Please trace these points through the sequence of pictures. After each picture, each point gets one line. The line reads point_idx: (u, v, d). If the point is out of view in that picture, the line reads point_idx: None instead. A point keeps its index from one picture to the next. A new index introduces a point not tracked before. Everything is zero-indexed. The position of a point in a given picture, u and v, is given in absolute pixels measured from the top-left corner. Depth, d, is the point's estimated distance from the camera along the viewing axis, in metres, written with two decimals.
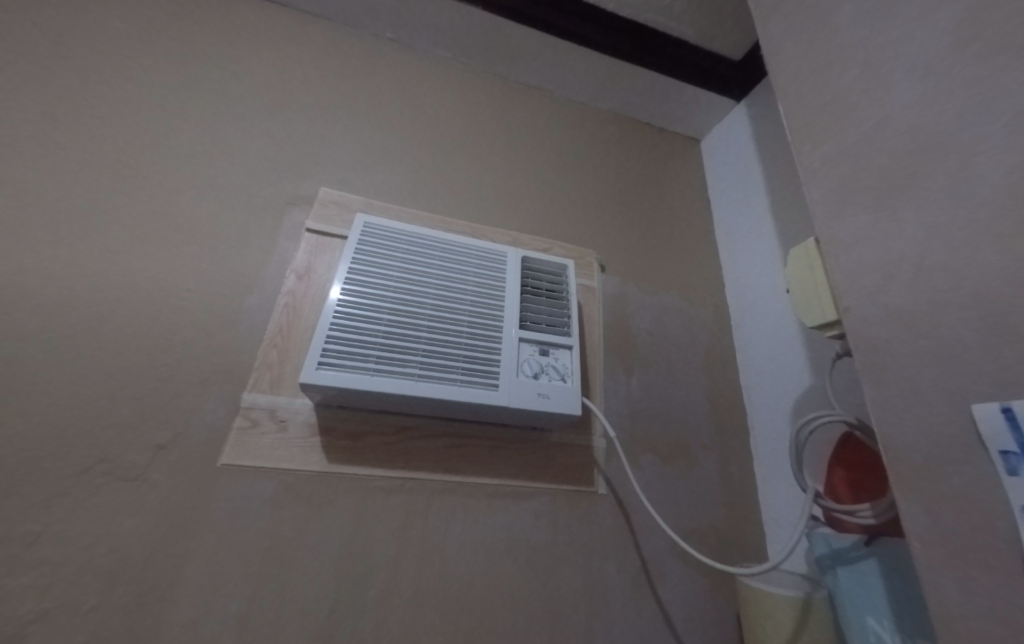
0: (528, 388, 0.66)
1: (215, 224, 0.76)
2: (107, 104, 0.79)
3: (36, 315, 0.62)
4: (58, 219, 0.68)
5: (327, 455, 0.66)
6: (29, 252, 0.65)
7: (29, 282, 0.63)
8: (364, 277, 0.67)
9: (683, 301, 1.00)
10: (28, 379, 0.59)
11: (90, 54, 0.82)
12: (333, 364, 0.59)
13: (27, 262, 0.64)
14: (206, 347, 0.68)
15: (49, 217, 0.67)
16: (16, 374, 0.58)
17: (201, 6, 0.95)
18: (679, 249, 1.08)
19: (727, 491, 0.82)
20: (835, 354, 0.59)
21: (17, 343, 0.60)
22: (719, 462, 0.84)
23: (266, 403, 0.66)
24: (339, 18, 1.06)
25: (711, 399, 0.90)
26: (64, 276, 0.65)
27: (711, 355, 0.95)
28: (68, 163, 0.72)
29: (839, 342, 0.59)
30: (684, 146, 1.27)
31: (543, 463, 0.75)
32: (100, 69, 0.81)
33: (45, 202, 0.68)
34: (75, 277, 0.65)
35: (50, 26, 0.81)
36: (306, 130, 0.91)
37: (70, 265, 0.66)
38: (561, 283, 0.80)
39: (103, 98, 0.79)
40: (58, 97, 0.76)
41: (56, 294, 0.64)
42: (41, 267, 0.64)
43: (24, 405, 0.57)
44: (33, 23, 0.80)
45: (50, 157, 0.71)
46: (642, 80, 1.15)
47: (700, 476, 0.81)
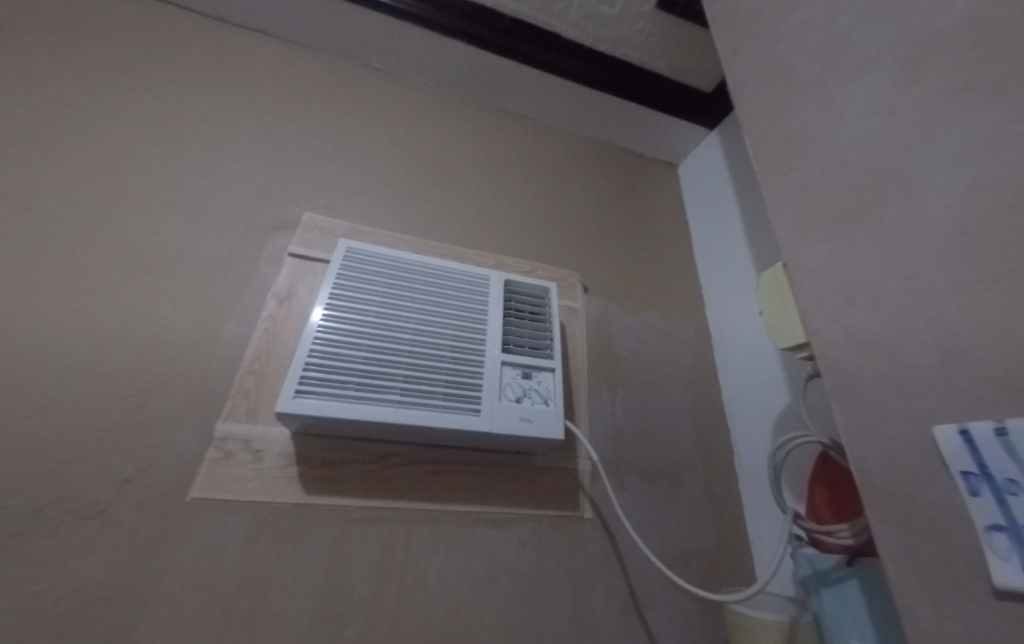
0: (511, 412, 0.65)
1: (194, 249, 0.75)
2: (87, 129, 0.78)
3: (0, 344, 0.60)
4: (29, 244, 0.66)
5: (304, 485, 0.64)
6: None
7: None
8: (345, 302, 0.67)
9: (664, 321, 1.02)
10: None
11: (71, 80, 0.82)
12: (311, 392, 0.58)
13: None
14: (180, 375, 0.66)
15: (19, 243, 0.66)
16: None
17: (188, 36, 0.97)
18: (659, 270, 1.11)
19: (713, 512, 0.82)
20: (808, 374, 0.60)
21: None
22: (704, 481, 0.84)
23: (241, 433, 0.64)
24: (326, 48, 1.08)
25: (695, 417, 0.91)
26: (32, 303, 0.63)
27: (693, 374, 0.97)
28: (43, 188, 0.71)
29: (811, 362, 0.60)
30: (661, 170, 1.32)
31: (528, 488, 0.73)
32: (81, 95, 0.81)
33: (16, 227, 0.67)
34: (44, 304, 0.64)
35: (32, 53, 0.82)
36: (290, 155, 0.92)
37: (40, 292, 0.64)
38: (544, 306, 0.80)
39: (83, 124, 0.79)
40: (35, 122, 0.75)
41: (21, 322, 0.62)
42: (7, 294, 0.62)
43: None
44: (14, 49, 0.80)
45: (24, 182, 0.70)
46: (620, 109, 1.20)
47: (686, 497, 0.81)
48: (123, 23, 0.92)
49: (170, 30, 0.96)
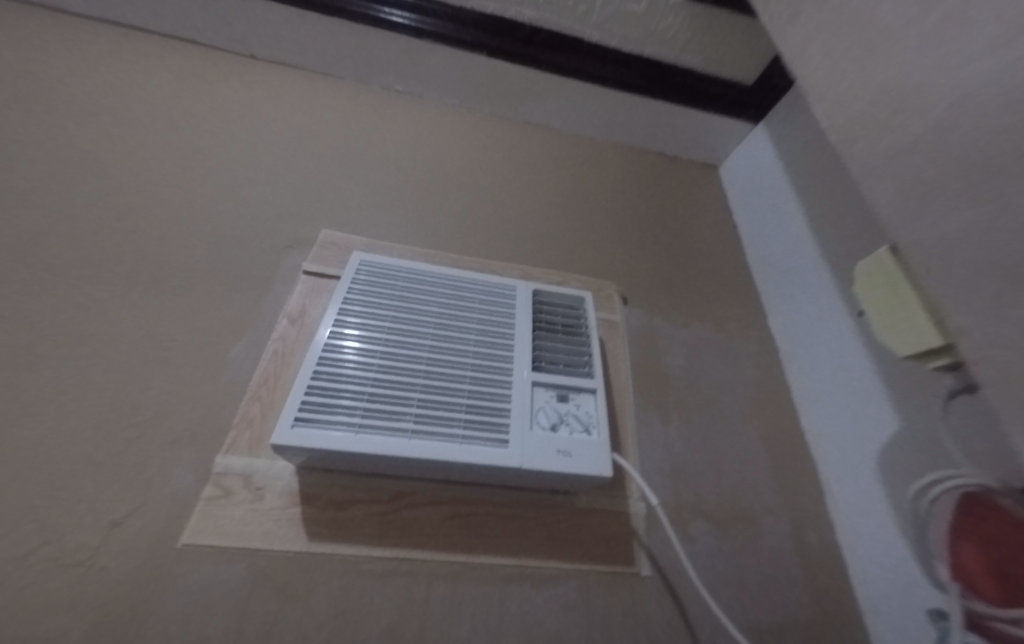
0: (545, 443, 0.54)
1: (210, 270, 0.72)
2: (120, 162, 0.80)
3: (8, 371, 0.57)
4: (50, 271, 0.65)
5: (308, 530, 0.55)
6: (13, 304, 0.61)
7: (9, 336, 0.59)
8: (356, 317, 0.60)
9: (720, 335, 0.89)
10: None
11: (110, 118, 0.85)
12: (313, 420, 0.50)
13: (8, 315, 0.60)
14: (183, 402, 0.61)
15: (40, 269, 0.65)
16: None
17: (221, 74, 1.00)
18: (709, 279, 0.98)
19: (804, 568, 0.65)
20: (949, 392, 0.49)
21: None
22: (789, 528, 0.68)
23: (242, 468, 0.57)
24: (349, 75, 1.09)
25: (768, 447, 0.76)
26: (45, 328, 0.61)
27: (761, 395, 0.82)
28: (71, 216, 0.71)
29: (953, 377, 0.48)
30: (703, 174, 1.22)
31: (570, 536, 0.61)
32: (117, 131, 0.84)
33: (41, 255, 0.66)
34: (58, 330, 0.61)
35: (76, 96, 0.86)
36: (311, 177, 0.90)
37: (56, 317, 0.62)
38: (579, 317, 0.70)
39: (117, 157, 0.80)
40: (74, 158, 0.78)
41: (32, 348, 0.59)
42: (23, 321, 0.61)
43: None
44: (63, 95, 0.85)
45: (55, 213, 0.71)
46: (653, 111, 1.12)
47: (768, 549, 0.66)
48: (163, 67, 0.97)
49: (206, 70, 1.00)
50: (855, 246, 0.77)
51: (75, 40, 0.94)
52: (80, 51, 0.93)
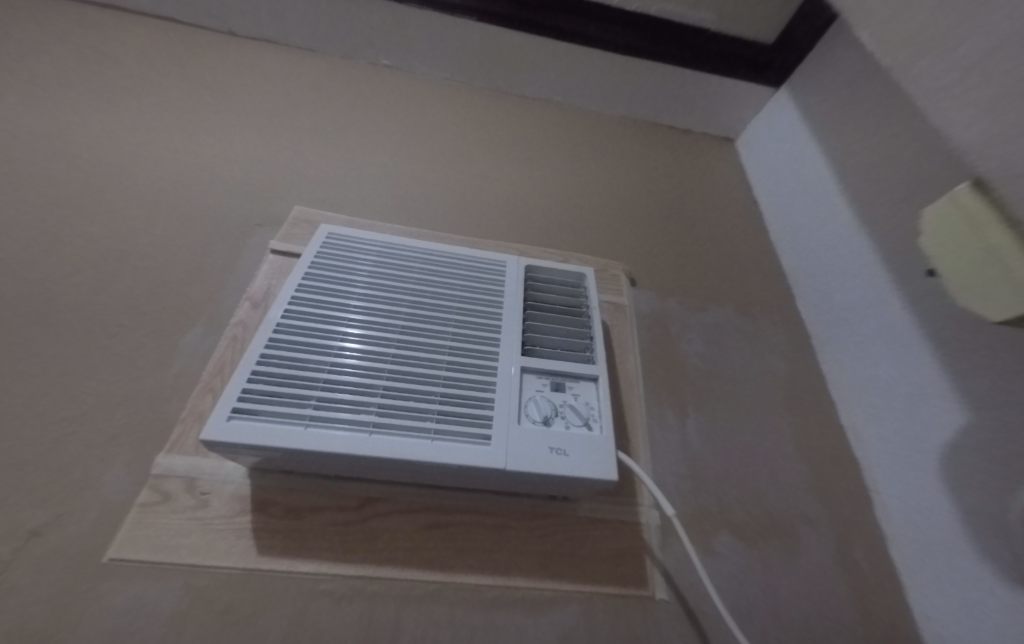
0: (536, 440, 0.45)
1: (169, 250, 0.66)
2: (82, 141, 0.75)
3: None
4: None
5: (260, 542, 0.47)
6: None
7: None
8: (317, 295, 0.52)
9: (739, 319, 0.79)
10: None
11: (77, 98, 0.80)
12: (255, 412, 0.41)
13: None
14: (127, 393, 0.54)
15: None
16: None
17: (197, 52, 0.95)
18: (727, 259, 0.89)
19: (855, 591, 0.55)
20: None
21: None
22: (830, 542, 0.58)
23: (185, 469, 0.49)
24: (332, 49, 1.02)
25: (801, 446, 0.66)
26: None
27: (790, 386, 0.72)
28: (22, 194, 0.66)
29: None
30: (719, 148, 1.11)
31: (570, 551, 0.52)
32: (83, 110, 0.79)
33: None
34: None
35: (43, 76, 0.81)
36: (289, 153, 0.83)
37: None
38: (579, 296, 0.61)
39: (81, 136, 0.75)
40: (34, 137, 0.73)
41: None
42: None
43: None
44: (29, 75, 0.80)
45: (7, 192, 0.65)
46: (661, 78, 1.04)
47: (808, 566, 0.55)
48: (136, 46, 0.92)
49: (181, 49, 0.94)
50: (903, 208, 0.67)
51: (45, 21, 0.90)
52: (51, 32, 0.88)
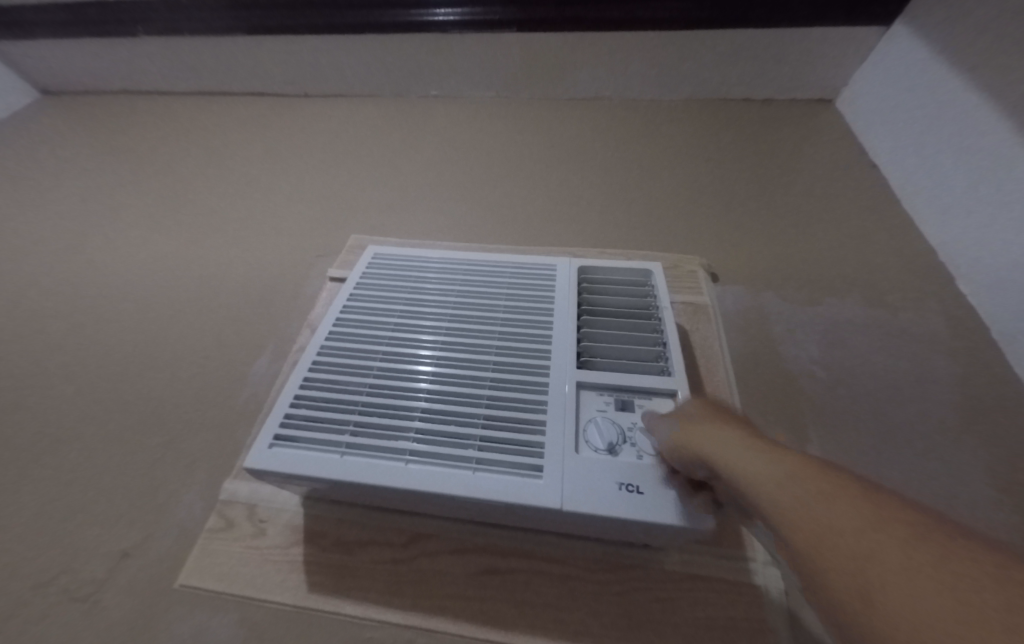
0: (600, 471, 0.36)
1: (253, 289, 0.73)
2: (194, 207, 0.88)
3: (80, 397, 0.61)
4: (127, 304, 0.72)
5: (310, 576, 0.44)
6: (97, 337, 0.68)
7: (88, 365, 0.64)
8: (361, 316, 0.51)
9: (872, 313, 0.63)
10: (43, 467, 0.54)
11: (192, 173, 0.96)
12: (293, 439, 0.39)
13: (91, 348, 0.66)
14: (207, 420, 0.57)
15: (121, 304, 0.72)
16: (39, 461, 0.55)
17: (278, 118, 1.08)
18: (839, 241, 0.72)
19: None
20: None
21: (56, 426, 0.58)
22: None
23: (248, 495, 0.50)
24: (388, 90, 1.09)
25: (997, 481, 0.47)
26: (112, 356, 0.65)
27: (962, 398, 0.54)
28: (153, 257, 0.79)
29: None
30: (815, 116, 0.95)
31: (657, 616, 0.41)
32: (195, 182, 0.94)
33: (123, 292, 0.74)
34: (122, 356, 0.65)
35: (169, 161, 0.99)
36: (351, 190, 0.89)
37: (124, 345, 0.66)
38: (647, 296, 0.52)
39: (193, 204, 0.89)
40: (162, 210, 0.88)
41: (102, 374, 0.63)
42: (100, 351, 0.66)
43: (30, 496, 0.52)
44: (160, 163, 0.99)
45: (142, 257, 0.79)
46: (728, 48, 0.92)
47: None
48: (233, 123, 1.08)
49: (266, 117, 1.08)
50: None
51: (172, 119, 1.10)
52: (176, 127, 1.08)
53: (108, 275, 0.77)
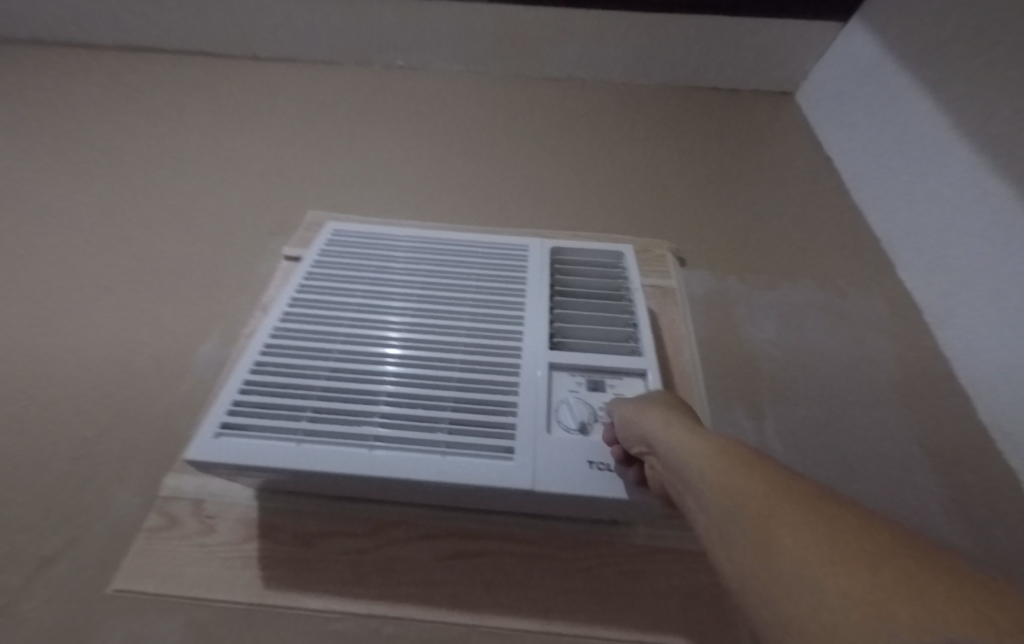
0: (571, 452, 0.36)
1: (197, 268, 0.67)
2: (124, 176, 0.79)
3: None
4: (43, 282, 0.63)
5: (266, 572, 0.41)
6: (7, 320, 0.59)
7: None
8: (320, 295, 0.47)
9: (824, 297, 0.66)
10: None
11: (121, 137, 0.86)
12: (242, 427, 0.36)
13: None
14: (145, 410, 0.52)
15: (34, 282, 0.63)
16: None
17: (224, 81, 0.98)
18: (795, 229, 0.75)
19: None
20: None
21: None
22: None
23: (194, 490, 0.46)
24: (349, 58, 1.02)
25: (926, 452, 0.51)
26: (27, 340, 0.58)
27: (899, 377, 0.58)
28: (75, 230, 0.70)
29: None
30: (775, 107, 0.98)
31: (624, 591, 0.41)
32: (126, 147, 0.84)
33: (38, 269, 0.65)
34: (38, 341, 0.57)
35: (94, 122, 0.88)
36: (308, 162, 0.83)
37: (41, 327, 0.59)
38: (618, 277, 0.52)
39: (123, 172, 0.80)
40: (84, 176, 0.78)
41: (14, 361, 0.56)
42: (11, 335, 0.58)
43: None
44: (82, 124, 0.87)
45: (61, 229, 0.70)
46: (697, 34, 0.93)
47: None
48: (171, 83, 0.97)
49: (210, 80, 0.98)
50: None
51: (96, 75, 0.98)
52: (99, 84, 0.96)
53: (18, 249, 0.67)
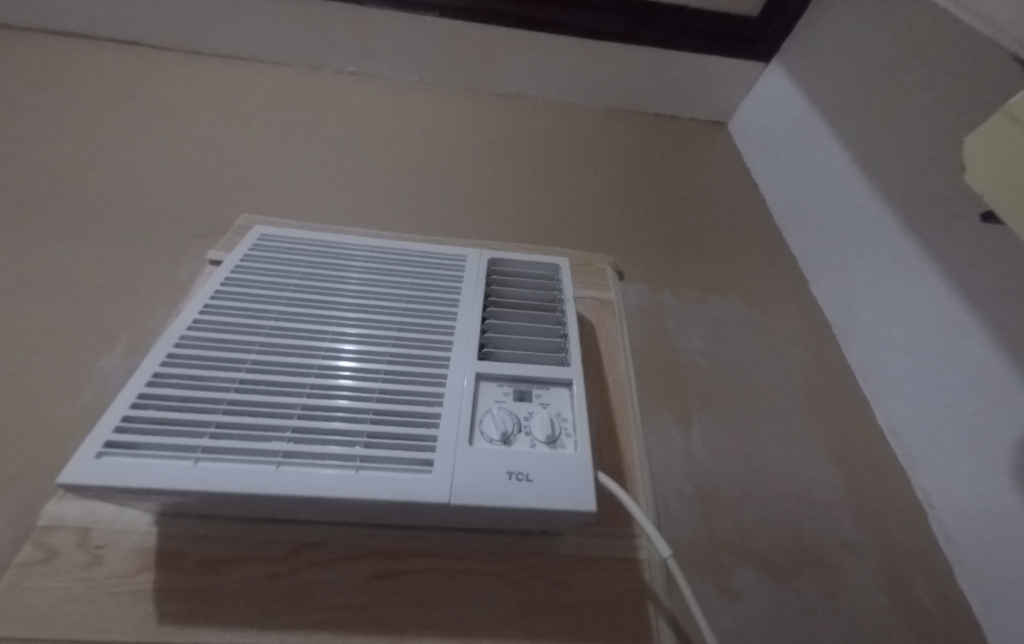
0: (492, 462, 0.35)
1: (107, 269, 0.61)
2: (24, 164, 0.71)
3: None
4: None
5: (160, 606, 0.37)
6: None
7: None
8: (238, 302, 0.45)
9: (748, 311, 0.71)
10: None
11: (24, 122, 0.77)
12: (131, 445, 0.32)
13: None
14: (29, 429, 0.46)
15: None
16: None
17: (156, 73, 0.92)
18: (724, 246, 0.80)
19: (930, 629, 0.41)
20: None
21: None
22: (890, 576, 0.45)
23: (83, 516, 0.41)
24: (297, 60, 0.99)
25: (835, 454, 0.55)
26: None
27: (811, 385, 0.62)
28: None
29: None
30: (710, 135, 1.05)
31: (551, 602, 0.41)
32: (29, 134, 0.76)
33: None
34: None
35: None
36: (245, 163, 0.79)
37: None
38: (552, 288, 0.53)
39: (22, 160, 0.72)
40: None
41: None
42: None
43: None
44: None
45: None
46: (638, 62, 1.00)
47: (862, 601, 0.43)
48: (92, 71, 0.90)
49: (139, 71, 0.92)
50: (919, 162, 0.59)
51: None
52: (3, 63, 0.87)
53: None
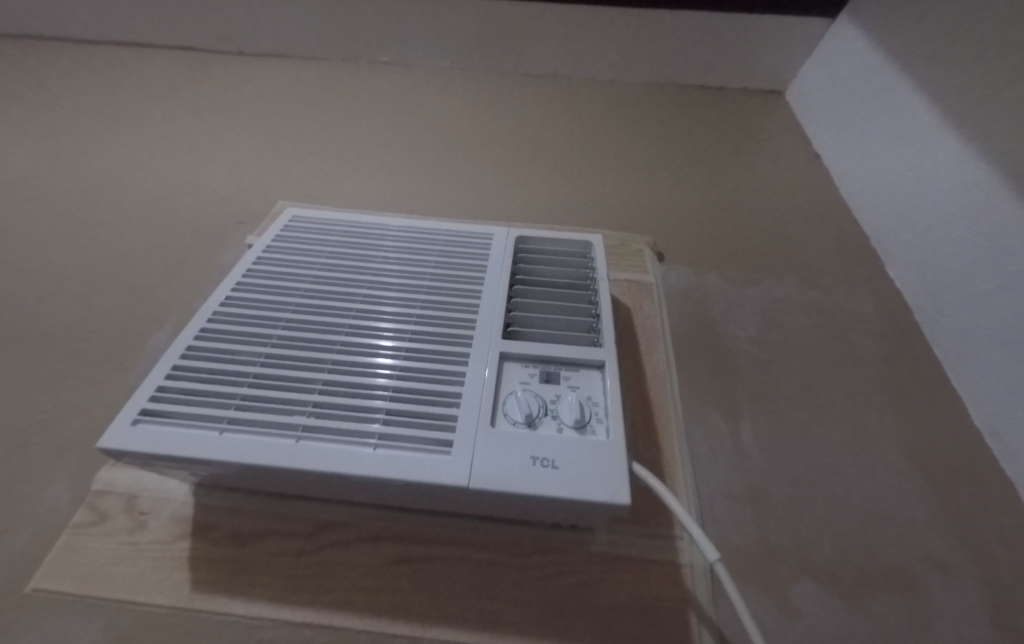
0: (515, 446, 0.33)
1: (160, 255, 0.65)
2: (95, 163, 0.78)
3: None
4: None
5: (195, 573, 0.38)
6: None
7: None
8: (268, 280, 0.45)
9: (809, 295, 0.63)
10: None
11: (96, 125, 0.85)
12: (162, 414, 0.33)
13: None
14: (88, 402, 0.50)
15: None
16: None
17: (207, 75, 0.98)
18: (780, 225, 0.73)
19: None
20: None
21: None
22: (993, 601, 0.38)
23: (129, 484, 0.44)
24: (333, 54, 1.02)
25: (916, 456, 0.48)
26: None
27: (886, 377, 0.55)
28: (35, 213, 0.68)
29: None
30: (765, 106, 0.96)
31: (580, 602, 0.38)
32: (100, 135, 0.83)
33: None
34: None
35: (70, 110, 0.87)
36: (284, 154, 0.82)
37: None
38: (584, 267, 0.50)
39: (94, 159, 0.78)
40: (53, 161, 0.77)
41: None
42: None
43: None
44: (56, 111, 0.86)
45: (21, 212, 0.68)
46: (683, 30, 0.93)
47: (954, 624, 0.36)
48: (153, 76, 0.97)
49: (192, 74, 0.98)
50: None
51: (77, 67, 0.97)
52: (80, 75, 0.95)
53: None
